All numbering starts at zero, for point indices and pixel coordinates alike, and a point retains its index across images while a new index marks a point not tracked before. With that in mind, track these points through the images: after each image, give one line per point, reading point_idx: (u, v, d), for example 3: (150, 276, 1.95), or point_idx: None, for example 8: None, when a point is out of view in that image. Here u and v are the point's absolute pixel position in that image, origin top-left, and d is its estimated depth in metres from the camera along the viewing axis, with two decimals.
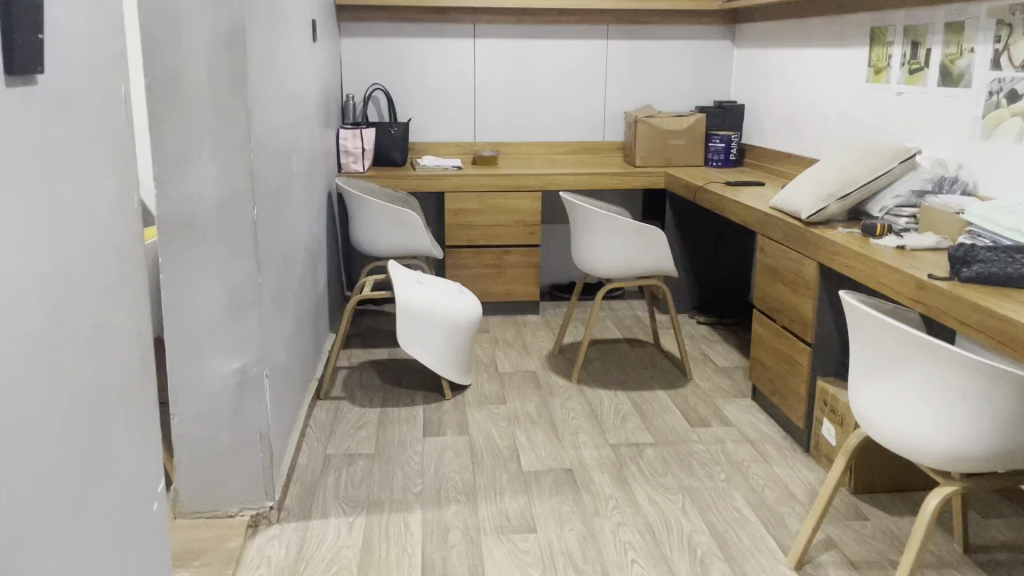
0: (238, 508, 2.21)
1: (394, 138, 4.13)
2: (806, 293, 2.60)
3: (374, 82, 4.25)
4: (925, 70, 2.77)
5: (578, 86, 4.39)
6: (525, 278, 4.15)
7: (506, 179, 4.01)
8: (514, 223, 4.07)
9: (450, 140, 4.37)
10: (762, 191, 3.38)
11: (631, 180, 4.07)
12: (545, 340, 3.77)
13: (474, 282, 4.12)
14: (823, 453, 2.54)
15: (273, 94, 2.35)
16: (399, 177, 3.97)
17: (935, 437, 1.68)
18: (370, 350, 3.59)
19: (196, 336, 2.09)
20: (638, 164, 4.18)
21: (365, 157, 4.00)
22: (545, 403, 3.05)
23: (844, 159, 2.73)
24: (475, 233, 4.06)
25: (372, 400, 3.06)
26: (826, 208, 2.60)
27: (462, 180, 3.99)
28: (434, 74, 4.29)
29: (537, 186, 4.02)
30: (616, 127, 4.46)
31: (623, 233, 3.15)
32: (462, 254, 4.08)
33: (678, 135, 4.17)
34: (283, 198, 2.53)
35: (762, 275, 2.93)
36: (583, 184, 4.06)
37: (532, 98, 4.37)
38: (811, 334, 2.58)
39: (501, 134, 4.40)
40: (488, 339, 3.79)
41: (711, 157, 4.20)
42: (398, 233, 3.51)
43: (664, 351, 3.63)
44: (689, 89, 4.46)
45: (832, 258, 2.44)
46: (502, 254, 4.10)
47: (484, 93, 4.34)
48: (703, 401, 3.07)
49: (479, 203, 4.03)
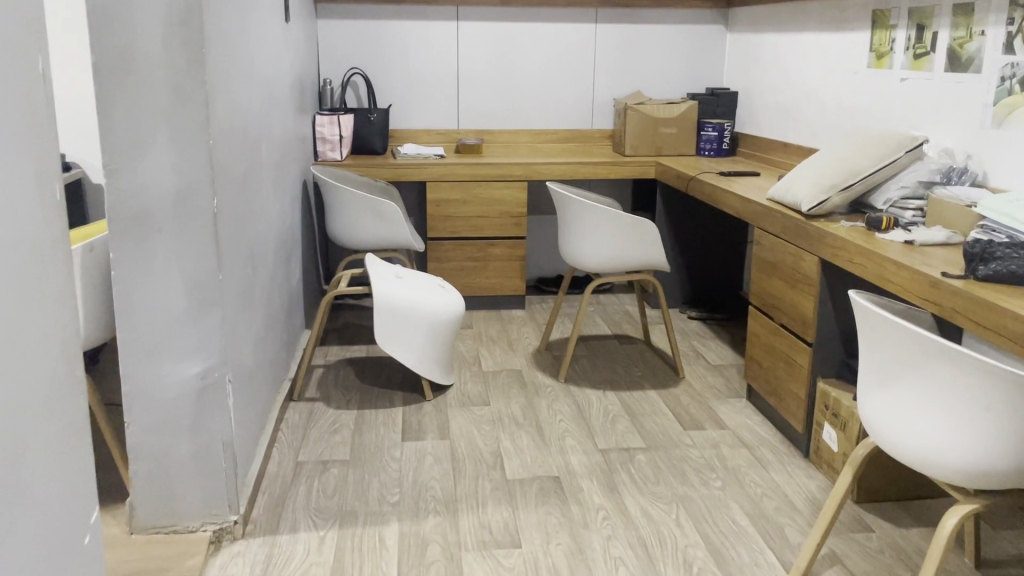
0: (199, 523, 2.05)
1: (374, 125, 3.97)
2: (806, 290, 2.46)
3: (353, 66, 4.08)
4: (931, 54, 2.63)
5: (566, 72, 4.23)
6: (510, 271, 3.99)
7: (491, 167, 3.85)
8: (499, 214, 3.91)
9: (432, 127, 4.20)
10: (758, 181, 3.24)
11: (620, 170, 3.92)
12: (531, 337, 3.62)
13: (458, 275, 3.97)
14: (824, 459, 2.41)
15: (237, 74, 2.18)
16: (378, 166, 3.81)
17: (950, 452, 1.55)
18: (348, 347, 3.43)
19: (151, 338, 1.92)
20: (627, 154, 4.04)
21: (343, 144, 3.83)
22: (531, 404, 2.90)
23: (845, 149, 2.59)
24: (459, 225, 3.91)
25: (348, 401, 2.91)
26: (828, 200, 2.46)
27: (445, 169, 3.83)
28: (416, 58, 4.12)
29: (523, 176, 3.87)
30: (605, 115, 4.31)
31: (590, 221, 3.03)
32: (445, 246, 3.92)
33: (669, 123, 4.03)
34: (250, 187, 2.35)
35: (758, 270, 2.79)
36: (571, 173, 3.91)
37: (518, 84, 4.21)
38: (811, 334, 2.44)
39: (486, 122, 4.23)
40: (472, 335, 3.64)
41: (703, 146, 4.06)
42: (376, 225, 3.35)
43: (655, 348, 3.48)
44: (681, 76, 4.30)
45: (834, 253, 2.31)
46: (486, 246, 3.94)
47: (468, 78, 4.17)
48: (696, 401, 2.93)
49: (463, 193, 3.87)
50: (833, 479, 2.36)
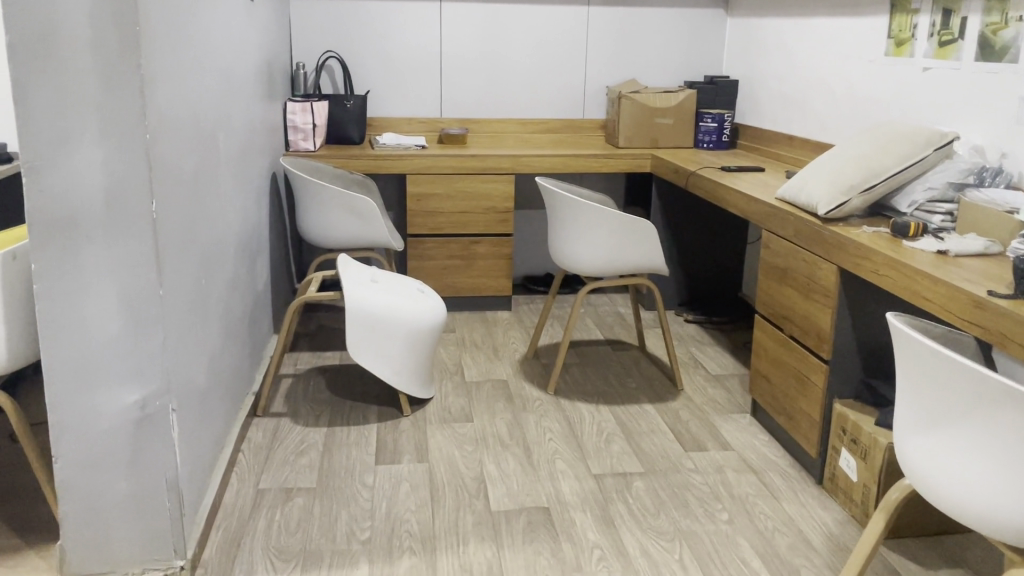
0: (140, 569, 1.80)
1: (350, 113, 3.72)
2: (822, 302, 2.24)
3: (328, 49, 3.81)
4: (959, 42, 2.39)
5: (556, 58, 3.97)
6: (495, 270, 3.75)
7: (476, 160, 3.60)
8: (484, 209, 3.66)
9: (413, 115, 3.94)
10: (764, 177, 3.00)
11: (613, 163, 3.69)
12: (518, 342, 3.38)
13: (440, 275, 3.71)
14: (840, 488, 2.19)
15: (184, 56, 1.91)
16: (355, 158, 3.55)
17: (1002, 505, 1.33)
18: (320, 354, 3.18)
19: (82, 363, 1.66)
20: (620, 145, 3.80)
21: (317, 133, 3.56)
22: (518, 421, 2.66)
23: (864, 146, 2.35)
24: (441, 221, 3.65)
25: (318, 417, 2.66)
26: (848, 202, 2.23)
27: (426, 161, 3.58)
28: (396, 41, 3.84)
29: (510, 169, 3.62)
30: (597, 104, 4.05)
31: (576, 220, 2.80)
32: (427, 243, 3.67)
33: (666, 113, 3.79)
34: (203, 185, 2.09)
35: (767, 276, 2.56)
36: (561, 166, 3.66)
37: (505, 70, 3.95)
38: (827, 350, 2.22)
39: (471, 110, 3.97)
40: (454, 340, 3.40)
41: (701, 138, 3.82)
42: (350, 222, 3.09)
43: (651, 356, 3.25)
44: (678, 62, 4.05)
45: (856, 263, 2.08)
46: (470, 243, 3.69)
47: (452, 63, 3.91)
48: (697, 417, 2.70)
49: (446, 187, 3.62)
50: (851, 511, 2.14)
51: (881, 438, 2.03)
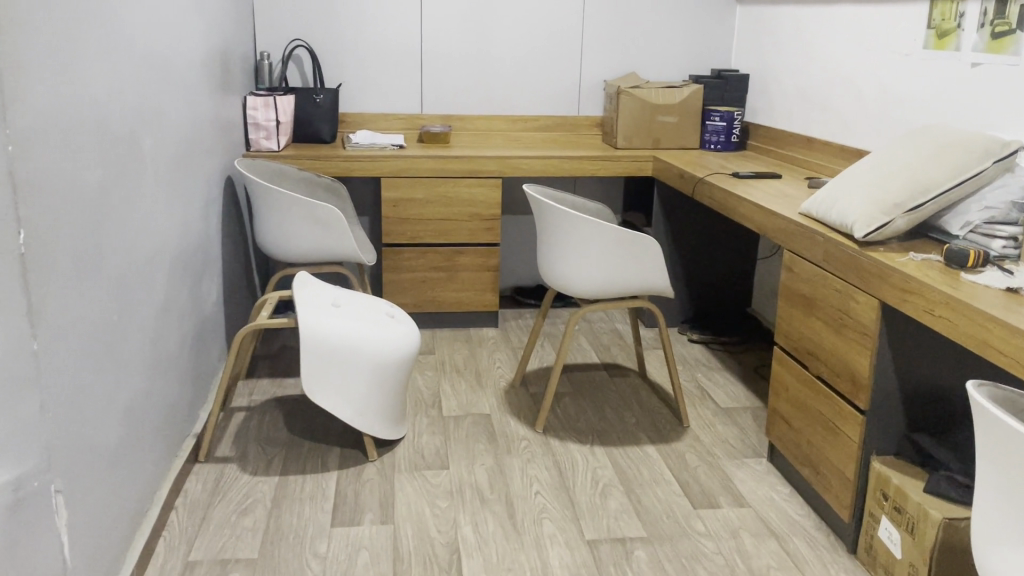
0: None
1: (320, 109, 3.36)
2: (858, 341, 1.89)
3: (295, 39, 3.44)
4: (1018, 33, 2.04)
5: (548, 49, 3.60)
6: (481, 284, 3.39)
7: (458, 161, 3.25)
8: (468, 216, 3.31)
9: (391, 111, 3.57)
10: (782, 186, 2.65)
11: (611, 166, 3.34)
12: (504, 367, 3.03)
13: (419, 288, 3.36)
14: (879, 563, 1.85)
15: (74, 42, 1.53)
16: (323, 159, 3.19)
17: None
18: (280, 381, 2.83)
19: None
20: (619, 146, 3.46)
21: (281, 131, 3.20)
22: (500, 467, 2.31)
23: (907, 156, 2.00)
24: (420, 229, 3.29)
25: (270, 464, 2.31)
26: (891, 223, 1.88)
27: (404, 162, 3.22)
28: (370, 30, 3.47)
29: (496, 172, 3.27)
30: (593, 100, 3.69)
31: (565, 233, 2.45)
32: (404, 254, 3.31)
33: (670, 111, 3.43)
34: (107, 202, 1.70)
35: (789, 304, 2.21)
36: (553, 169, 3.31)
37: (492, 62, 3.59)
38: (863, 399, 1.87)
39: (455, 106, 3.61)
40: (433, 364, 3.05)
41: (708, 139, 3.46)
42: (314, 234, 2.73)
43: (653, 383, 2.90)
44: (682, 55, 3.69)
45: (903, 299, 1.73)
46: (452, 254, 3.34)
47: (433, 54, 3.54)
48: (706, 463, 2.36)
49: (425, 191, 3.26)
50: None
51: (933, 511, 1.69)
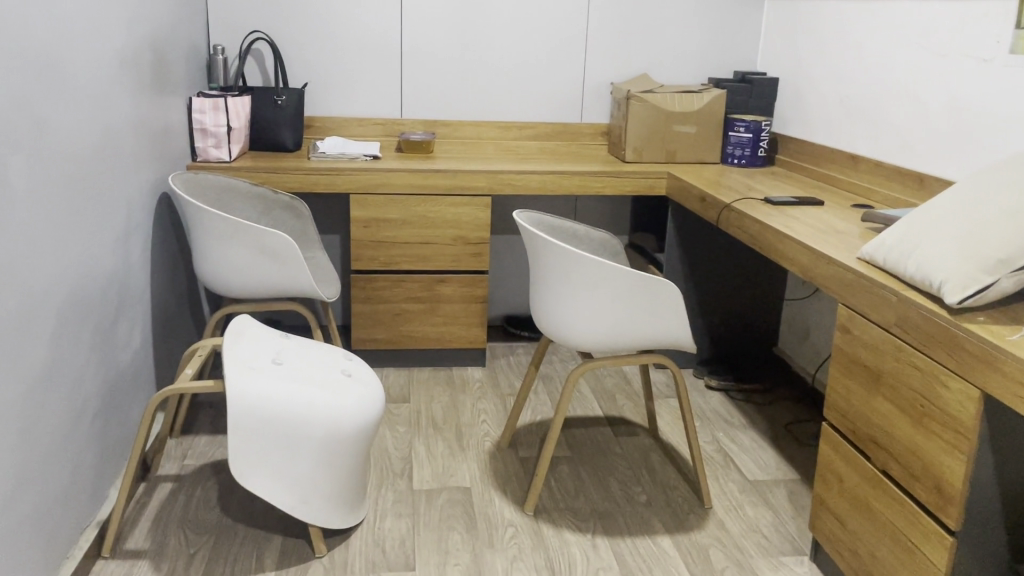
0: None
1: (283, 112, 2.91)
2: (947, 439, 1.43)
3: (254, 31, 2.98)
4: None
5: (548, 45, 3.14)
6: (466, 317, 2.93)
7: (441, 176, 2.79)
8: (451, 240, 2.85)
9: (366, 115, 3.11)
10: (827, 217, 2.19)
11: (617, 184, 2.88)
12: (490, 421, 2.57)
13: (394, 321, 2.90)
14: None
15: None
16: (282, 172, 2.73)
17: None
18: (221, 439, 2.37)
19: None
20: (627, 160, 3.00)
21: (233, 138, 2.74)
22: (478, 569, 1.86)
23: (1002, 192, 1.54)
24: (396, 254, 2.84)
25: (191, 560, 1.85)
26: (994, 285, 1.43)
27: (377, 177, 2.76)
28: (343, 22, 3.01)
29: (485, 189, 2.81)
30: (599, 105, 3.23)
31: (562, 275, 1.99)
32: (377, 282, 2.85)
33: (686, 120, 2.98)
34: None
35: (844, 375, 1.75)
36: (550, 186, 2.85)
37: (484, 61, 3.12)
38: (954, 517, 1.42)
39: (440, 111, 3.15)
40: (406, 415, 2.59)
41: (731, 152, 3.00)
42: (263, 268, 2.28)
43: (666, 445, 2.45)
44: (701, 55, 3.23)
45: (1020, 396, 1.27)
46: (433, 283, 2.88)
47: (416, 51, 3.08)
48: (734, 563, 1.91)
49: (401, 211, 2.80)
50: None
51: None
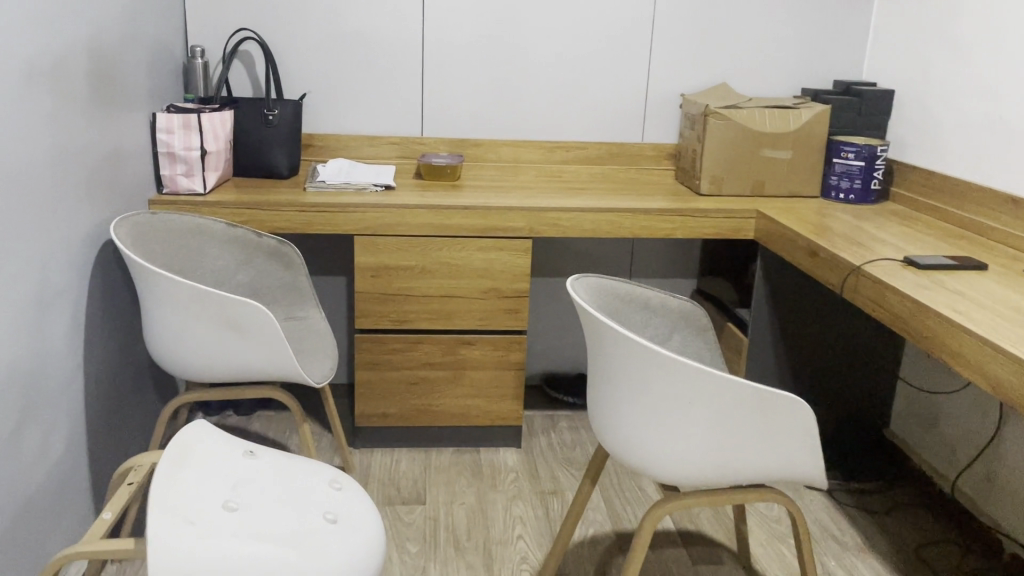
0: None
1: (275, 131, 2.35)
2: None
3: (242, 31, 2.42)
4: None
5: (603, 48, 2.54)
6: (498, 388, 2.35)
7: (470, 215, 2.20)
8: (481, 292, 2.27)
9: (379, 133, 2.55)
10: (1003, 293, 1.58)
11: (690, 225, 2.27)
12: (528, 536, 1.99)
13: (409, 391, 2.32)
14: None
15: None
16: (270, 208, 2.16)
17: None
18: None
19: None
20: (702, 192, 2.39)
21: (207, 165, 2.18)
22: None
23: None
24: (412, 310, 2.27)
25: None
26: None
27: (390, 214, 2.18)
28: (353, 21, 2.45)
29: (526, 231, 2.23)
30: (665, 123, 2.62)
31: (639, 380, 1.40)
32: (388, 345, 2.28)
33: (779, 143, 2.36)
34: None
35: None
36: (607, 228, 2.26)
37: (524, 67, 2.54)
38: None
39: (471, 130, 2.57)
40: (420, 526, 2.01)
41: (834, 183, 2.38)
42: (232, 348, 1.72)
43: None
44: (794, 63, 2.61)
45: None
46: (457, 346, 2.30)
47: (441, 55, 2.50)
48: None
49: (419, 257, 2.23)
50: None
51: None
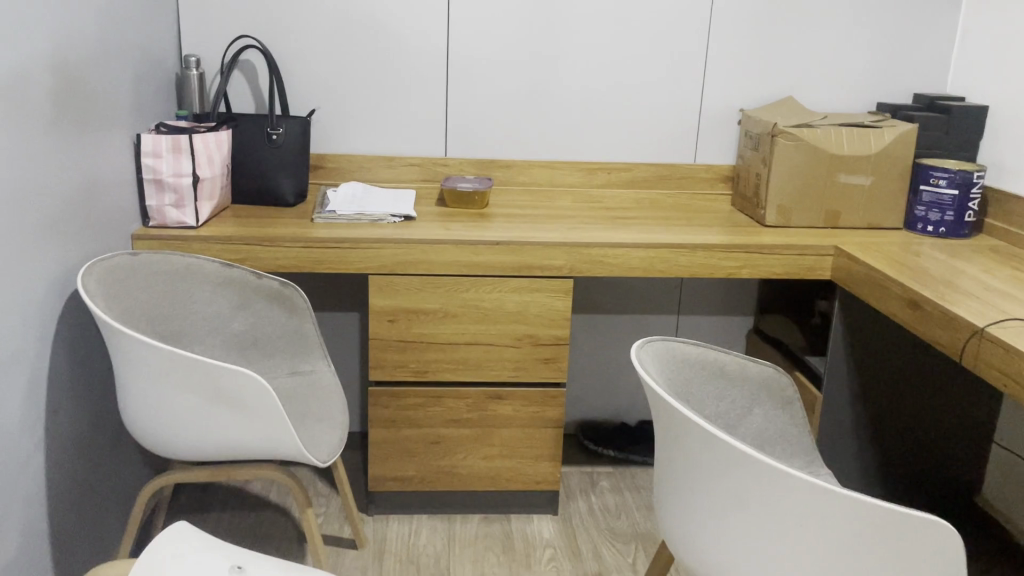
0: None
1: (280, 152, 2.06)
2: None
3: (244, 38, 2.14)
4: None
5: (653, 56, 2.24)
6: (531, 448, 2.04)
7: (502, 251, 1.90)
8: (514, 340, 1.97)
9: (397, 154, 2.25)
10: None
11: (756, 264, 1.96)
12: None
13: (430, 452, 2.02)
14: None
15: None
16: (273, 243, 1.87)
17: None
18: None
19: None
20: (767, 224, 2.09)
21: (200, 194, 1.89)
22: None
23: None
24: (435, 360, 1.97)
25: None
26: None
27: (409, 251, 1.89)
28: (368, 26, 2.16)
29: (566, 270, 1.93)
30: (720, 142, 2.31)
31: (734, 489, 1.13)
32: (406, 399, 1.98)
33: (858, 167, 2.04)
34: None
35: None
36: (660, 266, 1.95)
37: (562, 78, 2.24)
38: None
39: (501, 150, 2.27)
40: None
41: (920, 214, 2.06)
42: (224, 424, 1.43)
43: None
44: (869, 74, 2.29)
45: None
46: (485, 401, 2.00)
47: (468, 65, 2.20)
48: None
49: (443, 299, 1.93)
50: None
51: None
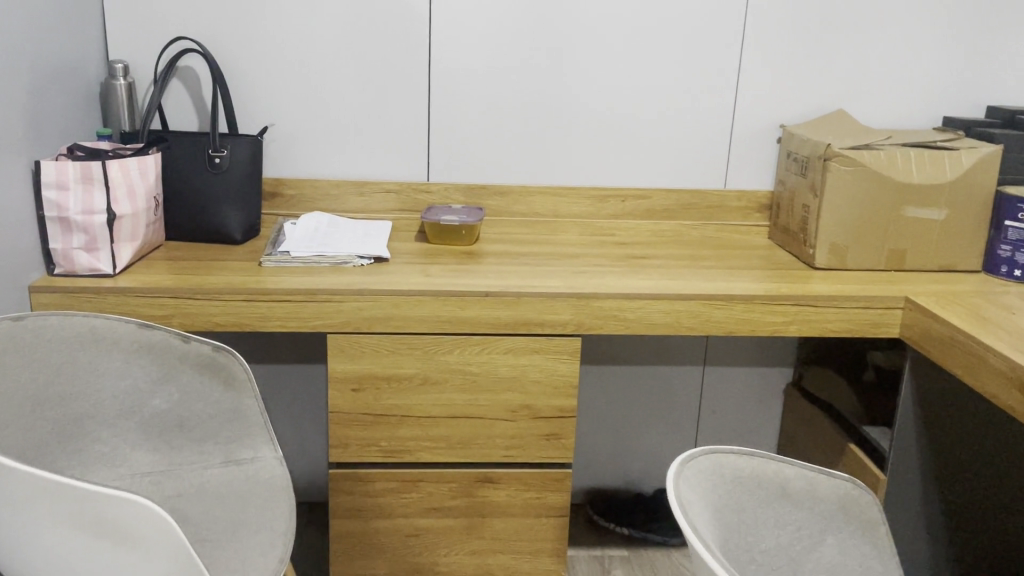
0: None
1: (224, 179, 1.70)
2: None
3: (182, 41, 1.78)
4: None
5: (678, 62, 1.86)
6: (529, 541, 1.67)
7: (493, 305, 1.53)
8: (507, 411, 1.60)
9: (370, 179, 1.88)
10: None
11: (806, 320, 1.59)
12: None
13: (405, 546, 1.66)
14: None
15: None
16: (206, 296, 1.50)
17: None
18: None
19: None
20: (816, 266, 1.71)
21: (117, 233, 1.53)
22: None
23: None
24: (410, 436, 1.60)
25: None
26: None
27: (377, 304, 1.51)
28: (335, 26, 1.79)
29: (573, 326, 1.55)
30: (755, 164, 1.94)
31: None
32: (374, 484, 1.61)
33: (928, 198, 1.67)
34: None
35: None
36: (689, 322, 1.58)
37: (569, 87, 1.87)
38: None
39: (495, 174, 1.90)
40: None
41: (1005, 254, 1.69)
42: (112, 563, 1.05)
43: None
44: (934, 84, 1.92)
45: None
46: (472, 485, 1.63)
47: (456, 72, 1.83)
48: None
49: (419, 364, 1.56)
50: None
51: None
